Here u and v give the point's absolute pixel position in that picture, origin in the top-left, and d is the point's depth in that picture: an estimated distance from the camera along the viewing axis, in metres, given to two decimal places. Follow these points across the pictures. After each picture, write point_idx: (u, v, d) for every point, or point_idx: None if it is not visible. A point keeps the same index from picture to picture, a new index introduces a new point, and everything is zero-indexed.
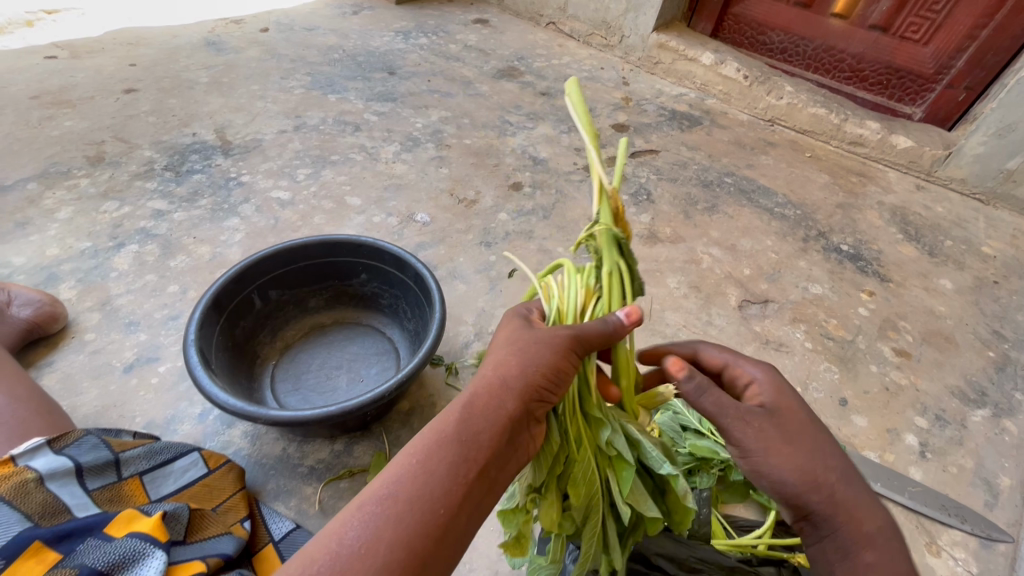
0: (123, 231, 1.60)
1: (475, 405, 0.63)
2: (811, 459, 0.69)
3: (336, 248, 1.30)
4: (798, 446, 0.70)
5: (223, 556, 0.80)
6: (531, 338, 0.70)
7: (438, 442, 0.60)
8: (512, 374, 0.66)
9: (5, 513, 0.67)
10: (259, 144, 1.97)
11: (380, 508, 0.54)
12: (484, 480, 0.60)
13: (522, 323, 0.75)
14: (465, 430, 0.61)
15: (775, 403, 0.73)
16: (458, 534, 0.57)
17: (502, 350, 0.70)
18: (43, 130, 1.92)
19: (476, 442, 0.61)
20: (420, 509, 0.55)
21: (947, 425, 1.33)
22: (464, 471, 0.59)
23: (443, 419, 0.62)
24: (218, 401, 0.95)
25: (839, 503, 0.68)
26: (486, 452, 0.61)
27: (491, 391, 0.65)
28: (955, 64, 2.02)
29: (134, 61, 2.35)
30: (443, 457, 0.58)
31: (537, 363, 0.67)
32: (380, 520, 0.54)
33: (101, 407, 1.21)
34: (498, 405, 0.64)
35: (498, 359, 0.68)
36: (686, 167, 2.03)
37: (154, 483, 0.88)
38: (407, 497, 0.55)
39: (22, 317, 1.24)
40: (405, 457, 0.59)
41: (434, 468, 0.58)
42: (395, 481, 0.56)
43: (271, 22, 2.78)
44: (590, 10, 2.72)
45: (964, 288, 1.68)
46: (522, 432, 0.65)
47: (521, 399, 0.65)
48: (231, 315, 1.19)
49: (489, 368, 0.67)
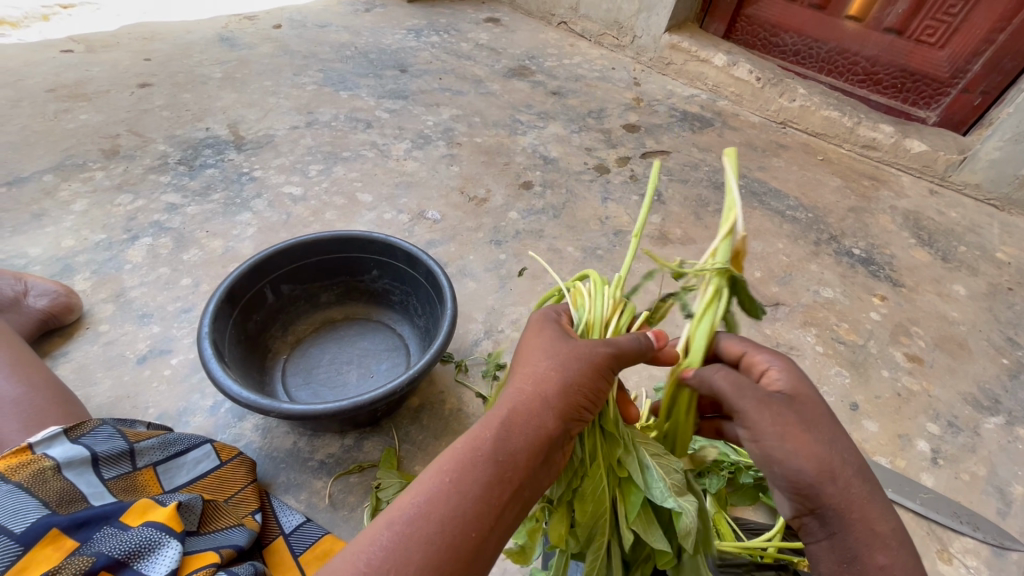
0: (137, 223, 1.62)
1: (514, 424, 0.63)
2: (828, 450, 0.65)
3: (348, 244, 1.30)
4: (814, 434, 0.66)
5: (235, 547, 0.80)
6: (572, 352, 0.70)
7: (472, 460, 0.61)
8: (552, 393, 0.66)
9: (24, 499, 0.67)
10: (272, 139, 1.98)
11: (411, 527, 0.56)
12: (515, 500, 0.62)
13: (559, 333, 0.74)
14: (501, 450, 0.62)
15: (795, 390, 0.70)
16: (486, 553, 0.59)
17: (542, 361, 0.69)
18: (59, 123, 1.94)
19: (513, 461, 0.62)
20: (452, 529, 0.57)
21: (960, 431, 1.32)
22: (498, 492, 0.60)
23: (481, 435, 0.63)
24: (231, 393, 0.96)
25: (852, 499, 0.64)
26: (520, 472, 0.62)
27: (530, 409, 0.65)
28: (971, 68, 2.00)
29: (148, 56, 2.37)
30: (477, 477, 0.60)
31: (577, 383, 0.67)
32: (412, 538, 0.55)
33: (115, 397, 1.22)
34: (538, 424, 0.64)
35: (539, 371, 0.68)
36: (697, 168, 2.03)
37: (168, 474, 0.89)
38: (440, 517, 0.57)
39: (39, 307, 1.25)
40: (439, 473, 0.60)
41: (468, 488, 0.59)
42: (430, 497, 0.58)
43: (284, 19, 2.79)
44: (602, 10, 2.71)
45: (978, 294, 1.67)
46: (555, 450, 0.66)
47: (559, 418, 0.66)
48: (245, 309, 1.20)
49: (527, 383, 0.67)
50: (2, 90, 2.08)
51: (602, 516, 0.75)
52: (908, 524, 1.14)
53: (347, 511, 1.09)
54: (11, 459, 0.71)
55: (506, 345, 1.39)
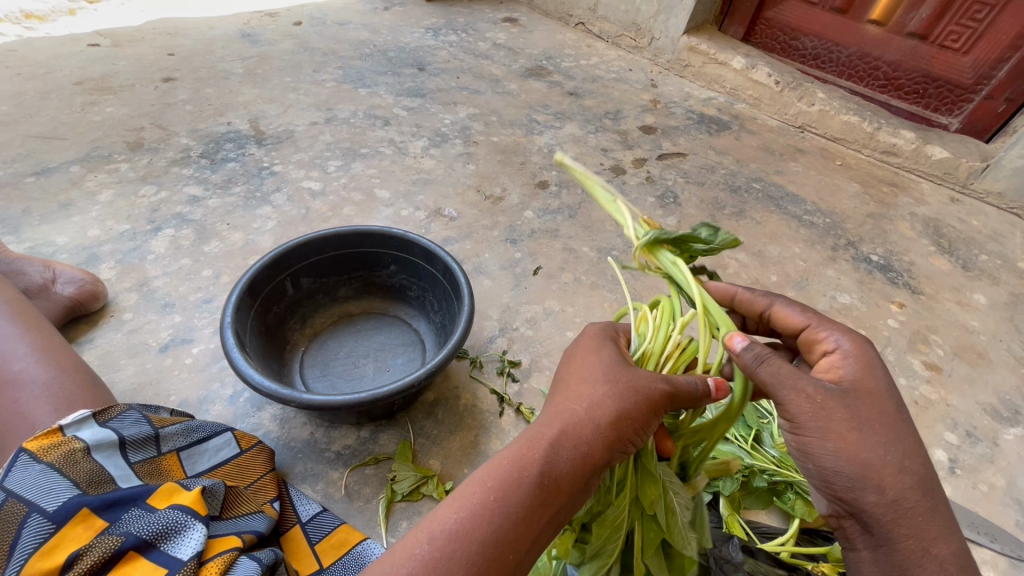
0: (160, 215, 1.65)
1: (562, 447, 0.64)
2: (881, 458, 0.66)
3: (367, 238, 1.32)
4: (871, 442, 0.66)
5: (256, 533, 0.82)
6: (629, 382, 0.69)
7: (517, 481, 0.61)
8: (603, 423, 0.66)
9: (55, 479, 0.69)
10: (292, 135, 2.00)
11: (453, 542, 0.58)
12: (552, 522, 0.63)
13: (617, 356, 0.73)
14: (547, 472, 0.62)
15: (856, 382, 0.70)
16: (520, 568, 0.61)
17: (596, 385, 0.69)
18: (86, 115, 1.98)
19: (556, 486, 0.62)
20: (492, 549, 0.58)
21: (978, 441, 1.31)
22: (538, 515, 0.61)
23: (527, 455, 0.63)
24: (253, 382, 0.97)
25: (900, 512, 0.66)
26: (561, 497, 0.63)
27: (578, 436, 0.65)
28: (995, 74, 1.97)
29: (172, 51, 2.41)
30: (519, 499, 0.61)
31: (630, 416, 0.67)
32: (453, 553, 0.57)
33: (138, 384, 1.25)
34: (584, 451, 0.64)
35: (592, 397, 0.67)
36: (714, 171, 2.02)
37: (191, 459, 0.91)
38: (481, 535, 0.58)
39: (66, 294, 1.28)
40: (484, 489, 0.61)
41: (511, 509, 0.60)
42: (471, 515, 0.59)
43: (305, 16, 2.82)
44: (620, 11, 2.71)
45: (999, 303, 1.65)
46: (595, 477, 0.67)
47: (606, 447, 0.66)
48: (266, 301, 1.22)
49: (579, 406, 0.67)
50: (31, 82, 2.13)
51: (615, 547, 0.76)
52: None
53: (362, 502, 1.10)
54: (42, 440, 0.72)
55: (521, 342, 1.40)
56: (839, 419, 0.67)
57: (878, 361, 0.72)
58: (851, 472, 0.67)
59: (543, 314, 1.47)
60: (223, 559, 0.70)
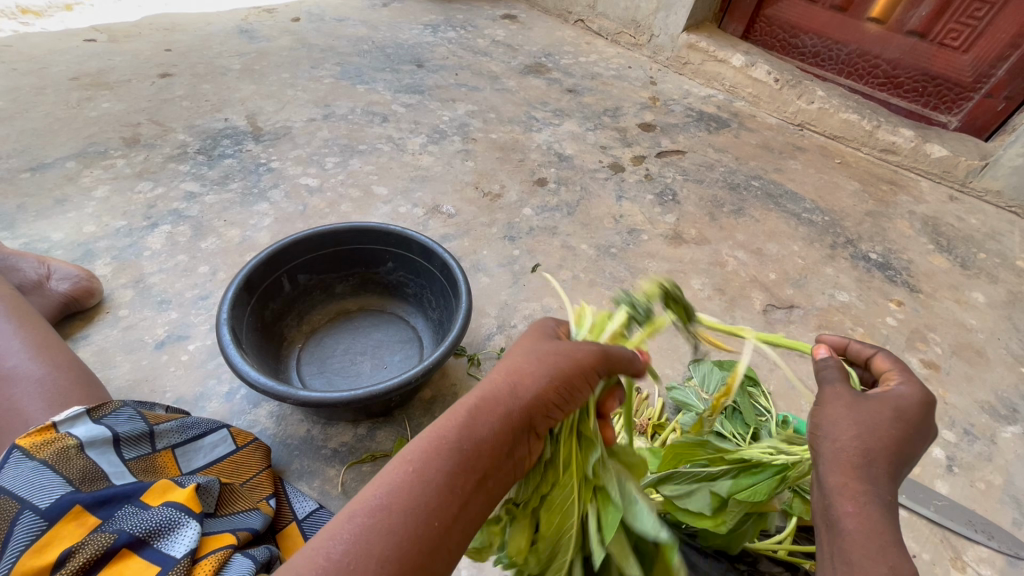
0: (156, 211, 1.64)
1: (481, 412, 0.63)
2: (849, 420, 0.65)
3: (364, 235, 1.31)
4: (842, 411, 0.66)
5: (251, 530, 0.81)
6: (550, 351, 0.71)
7: (437, 449, 0.60)
8: (524, 384, 0.67)
9: (48, 476, 0.69)
10: (289, 131, 1.99)
11: (372, 516, 0.55)
12: (480, 489, 0.61)
13: (535, 334, 0.77)
14: (469, 437, 0.61)
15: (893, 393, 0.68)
16: (450, 544, 0.57)
17: (518, 356, 0.71)
18: (82, 111, 1.97)
19: (478, 452, 0.61)
20: (413, 519, 0.55)
21: (976, 440, 1.30)
22: (463, 480, 0.59)
23: (446, 425, 0.62)
24: (249, 378, 0.97)
25: (846, 463, 0.63)
26: (485, 462, 0.61)
27: (499, 399, 0.65)
28: (995, 72, 1.97)
29: (169, 47, 2.40)
30: (441, 466, 0.59)
31: (552, 378, 0.68)
32: (374, 528, 0.54)
33: (133, 381, 1.24)
34: (505, 414, 0.64)
35: (512, 365, 0.69)
36: (713, 168, 2.01)
37: (185, 457, 0.91)
38: (401, 506, 0.56)
39: (60, 290, 1.27)
40: (404, 463, 0.59)
41: (431, 477, 0.58)
42: (391, 488, 0.57)
43: (303, 12, 2.81)
44: (620, 8, 2.70)
45: (997, 301, 1.64)
46: (523, 443, 0.66)
47: (529, 410, 0.66)
48: (262, 297, 1.22)
49: (500, 375, 0.68)
50: (27, 77, 2.12)
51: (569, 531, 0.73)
52: (922, 532, 1.13)
53: None
54: (35, 437, 0.72)
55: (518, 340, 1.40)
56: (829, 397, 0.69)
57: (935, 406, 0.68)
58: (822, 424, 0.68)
59: (541, 311, 1.47)
60: (216, 557, 0.70)
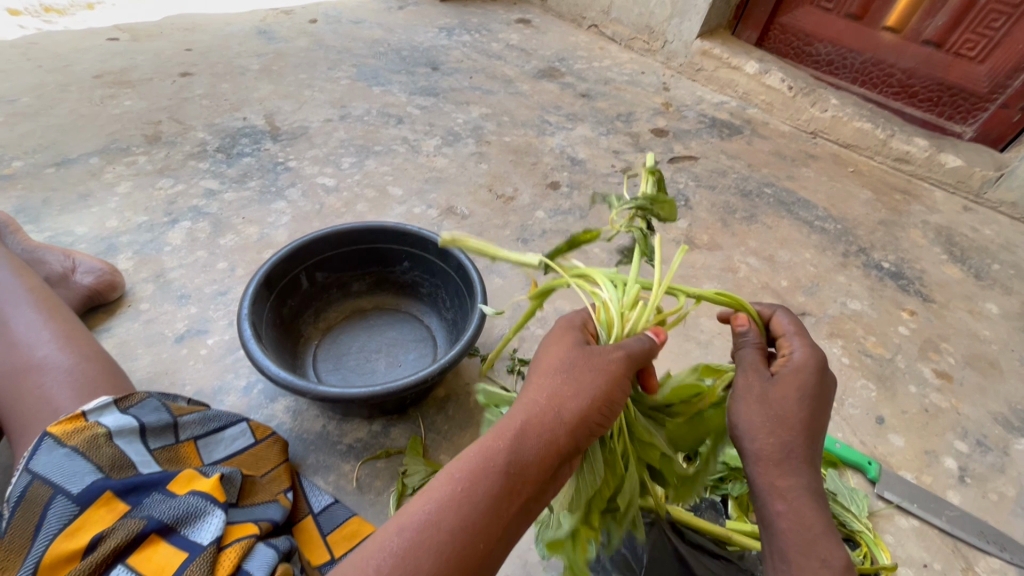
0: (177, 208, 1.67)
1: (527, 436, 0.63)
2: (756, 429, 0.71)
3: (383, 235, 1.33)
4: (743, 424, 0.72)
5: (271, 521, 0.83)
6: (589, 364, 0.68)
7: (483, 472, 0.61)
8: (567, 408, 0.65)
9: (79, 463, 0.71)
10: (306, 131, 2.02)
11: (420, 534, 0.57)
12: (524, 509, 0.63)
13: (578, 339, 0.73)
14: (514, 462, 0.62)
15: (779, 376, 0.74)
16: (492, 559, 0.60)
17: (556, 375, 0.68)
18: (105, 108, 2.01)
19: (523, 474, 0.62)
20: (461, 539, 0.58)
21: (989, 451, 1.30)
22: (507, 503, 0.61)
23: (491, 446, 0.62)
24: (268, 372, 0.99)
25: (767, 459, 0.70)
26: (530, 485, 0.62)
27: (542, 423, 0.64)
28: (1011, 83, 1.96)
29: (189, 47, 2.44)
30: (487, 490, 0.60)
31: (592, 398, 0.66)
32: (421, 545, 0.57)
33: (154, 373, 1.27)
34: (549, 437, 0.63)
35: (555, 385, 0.66)
36: (725, 175, 2.02)
37: (207, 448, 0.93)
38: (448, 527, 0.58)
39: (85, 283, 1.30)
40: (450, 482, 0.61)
41: (477, 500, 0.60)
42: (439, 508, 0.59)
43: (320, 14, 2.84)
44: (634, 14, 2.72)
45: (1011, 313, 1.64)
46: (565, 462, 0.66)
47: (572, 431, 0.65)
48: (281, 294, 1.24)
49: (542, 397, 0.66)
50: (52, 74, 2.16)
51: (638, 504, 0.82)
52: (932, 541, 1.13)
53: (373, 495, 1.11)
54: (65, 425, 0.73)
55: (531, 342, 1.41)
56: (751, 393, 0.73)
57: (808, 371, 0.73)
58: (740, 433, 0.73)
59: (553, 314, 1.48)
60: (241, 545, 0.72)
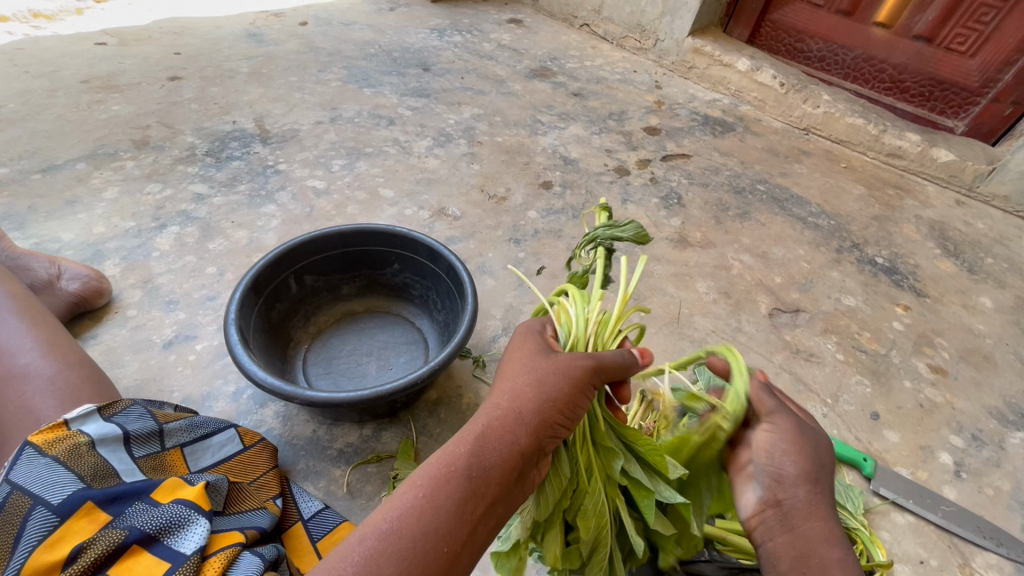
0: (165, 213, 1.65)
1: (489, 440, 0.63)
2: (798, 470, 0.69)
3: (371, 237, 1.32)
4: (784, 464, 0.69)
5: (259, 529, 0.82)
6: (550, 367, 0.70)
7: (445, 477, 0.60)
8: (528, 409, 0.66)
9: (60, 472, 0.69)
10: (296, 134, 2.01)
11: (381, 543, 0.55)
12: (489, 514, 0.61)
13: (537, 346, 0.75)
14: (476, 466, 0.61)
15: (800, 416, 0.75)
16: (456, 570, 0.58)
17: (517, 379, 0.69)
18: (92, 113, 1.99)
19: (486, 477, 0.61)
20: (423, 547, 0.56)
21: (984, 445, 1.30)
22: (471, 507, 0.59)
23: (454, 450, 0.62)
24: (255, 378, 0.97)
25: (818, 497, 0.68)
26: (494, 488, 0.62)
27: (505, 426, 0.64)
28: (1001, 77, 1.96)
29: (179, 50, 2.42)
30: (451, 494, 0.59)
31: (553, 399, 0.67)
32: (382, 555, 0.54)
33: (141, 380, 1.25)
34: (512, 440, 0.64)
35: (516, 388, 0.68)
36: (718, 172, 2.01)
37: (194, 455, 0.91)
38: (411, 534, 0.56)
39: (70, 290, 1.29)
40: (413, 489, 0.59)
41: (440, 504, 0.58)
42: (400, 517, 0.57)
43: (311, 16, 2.83)
44: (625, 13, 2.71)
45: (1005, 306, 1.63)
46: (530, 466, 0.67)
47: (534, 433, 0.65)
48: (270, 297, 1.22)
49: (503, 401, 0.67)
50: (38, 80, 2.14)
51: (604, 530, 0.77)
52: (929, 536, 1.13)
53: (364, 500, 1.10)
54: (47, 434, 0.72)
55: None
56: (789, 424, 0.72)
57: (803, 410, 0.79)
58: (783, 467, 0.69)
59: None
60: (225, 555, 0.70)
